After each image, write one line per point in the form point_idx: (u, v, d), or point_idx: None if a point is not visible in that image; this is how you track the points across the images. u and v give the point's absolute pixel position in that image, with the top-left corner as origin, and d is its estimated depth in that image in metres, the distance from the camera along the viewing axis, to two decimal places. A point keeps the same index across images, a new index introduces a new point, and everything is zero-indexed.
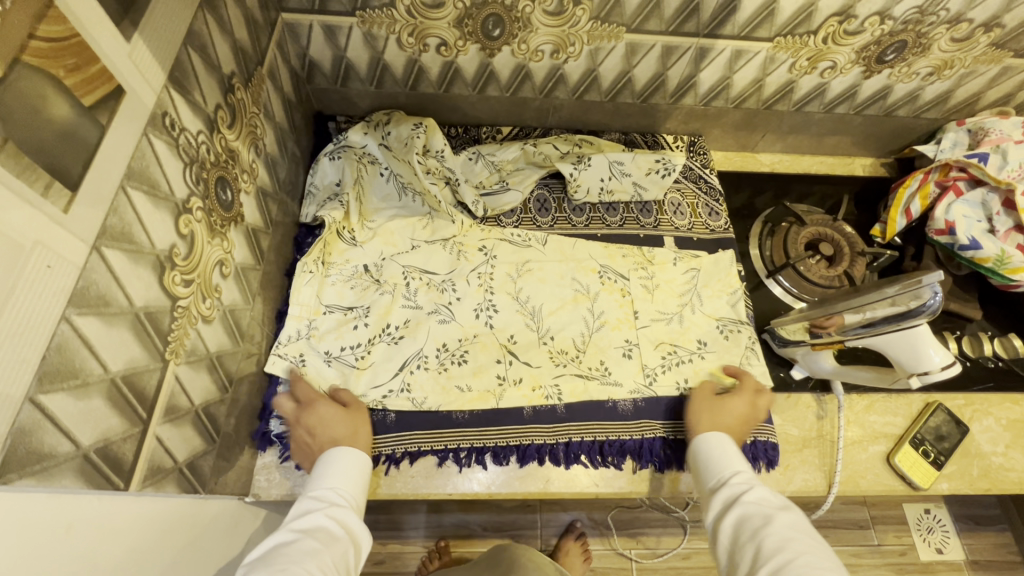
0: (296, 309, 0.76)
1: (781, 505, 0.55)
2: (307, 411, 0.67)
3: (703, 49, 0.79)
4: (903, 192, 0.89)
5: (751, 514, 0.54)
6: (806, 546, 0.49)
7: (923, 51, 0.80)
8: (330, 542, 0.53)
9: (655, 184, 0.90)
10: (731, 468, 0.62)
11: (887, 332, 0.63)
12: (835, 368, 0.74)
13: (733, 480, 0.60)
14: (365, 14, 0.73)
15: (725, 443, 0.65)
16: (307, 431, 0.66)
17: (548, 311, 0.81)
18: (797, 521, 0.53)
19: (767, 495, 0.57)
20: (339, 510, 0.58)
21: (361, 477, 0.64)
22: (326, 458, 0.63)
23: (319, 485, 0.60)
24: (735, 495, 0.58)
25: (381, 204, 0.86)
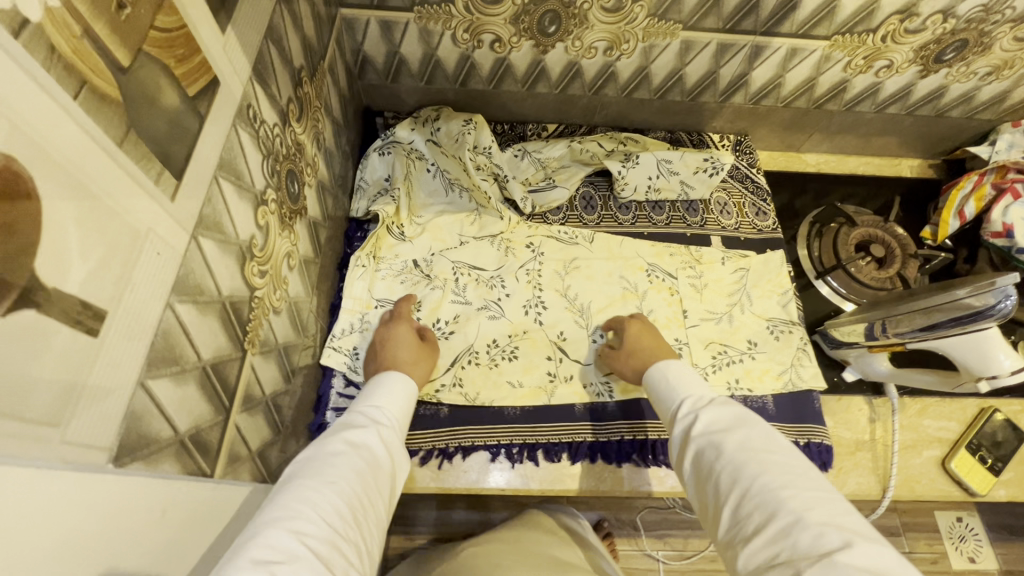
0: (349, 303, 0.76)
1: (729, 426, 0.54)
2: (392, 326, 0.72)
3: (758, 47, 0.78)
4: (955, 194, 0.88)
5: (705, 446, 0.53)
6: (762, 468, 0.48)
7: (983, 50, 0.79)
8: (374, 464, 0.51)
9: (702, 183, 0.90)
10: (678, 396, 0.61)
11: (954, 336, 0.63)
12: (891, 371, 0.73)
13: (681, 410, 0.59)
14: (423, 10, 0.73)
15: (667, 374, 0.64)
16: (381, 341, 0.70)
17: (597, 308, 0.81)
18: (751, 438, 0.52)
19: (714, 417, 0.56)
20: (384, 431, 0.56)
21: (406, 401, 0.62)
22: (388, 375, 0.63)
23: (369, 402, 0.59)
24: (685, 427, 0.57)
25: (428, 200, 0.87)
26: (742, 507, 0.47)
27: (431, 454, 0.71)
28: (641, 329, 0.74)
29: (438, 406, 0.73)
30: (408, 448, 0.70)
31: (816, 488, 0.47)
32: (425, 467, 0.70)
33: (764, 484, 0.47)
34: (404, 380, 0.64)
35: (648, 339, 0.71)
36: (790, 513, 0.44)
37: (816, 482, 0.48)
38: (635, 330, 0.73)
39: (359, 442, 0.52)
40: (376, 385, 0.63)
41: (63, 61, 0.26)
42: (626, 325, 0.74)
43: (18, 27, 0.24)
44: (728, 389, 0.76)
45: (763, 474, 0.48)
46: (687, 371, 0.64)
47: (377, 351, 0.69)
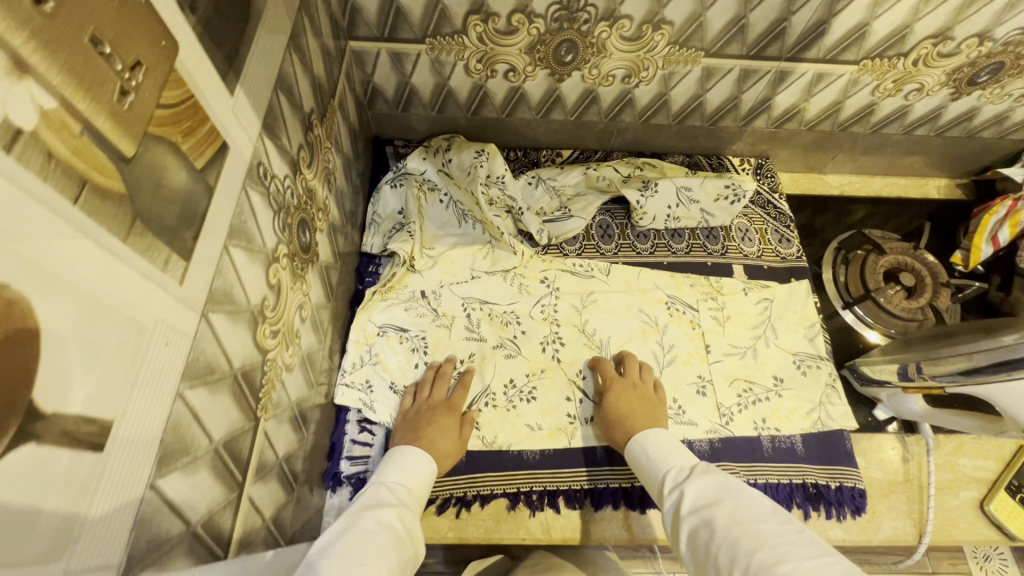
0: (355, 335, 0.74)
1: (718, 493, 0.51)
2: (440, 411, 0.69)
3: (783, 73, 0.75)
4: (988, 219, 0.84)
5: (697, 525, 0.50)
6: (757, 540, 0.45)
7: (1020, 72, 0.75)
8: (399, 544, 0.49)
9: (723, 210, 0.87)
10: (662, 470, 0.58)
11: (999, 381, 0.58)
12: (927, 412, 0.70)
13: (666, 487, 0.56)
14: (434, 41, 0.70)
15: (649, 448, 0.62)
16: (426, 416, 0.68)
17: (617, 344, 0.79)
18: (739, 505, 0.49)
19: (699, 490, 0.53)
20: (406, 509, 0.55)
21: (424, 481, 0.61)
22: (420, 454, 0.62)
23: (392, 479, 0.58)
24: (674, 504, 0.54)
25: (440, 231, 0.84)
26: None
27: (448, 503, 0.68)
28: (624, 389, 0.70)
29: None
30: (425, 497, 0.68)
31: (816, 556, 0.42)
32: (443, 515, 0.68)
33: (759, 557, 0.43)
34: (429, 464, 0.62)
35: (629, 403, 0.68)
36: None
37: (811, 546, 0.44)
38: (619, 395, 0.70)
39: (383, 521, 0.50)
40: (402, 462, 0.61)
41: (61, 165, 0.24)
42: (610, 385, 0.71)
43: (10, 140, 0.22)
44: (754, 429, 0.74)
45: (756, 547, 0.44)
46: (670, 440, 0.62)
47: (416, 423, 0.67)
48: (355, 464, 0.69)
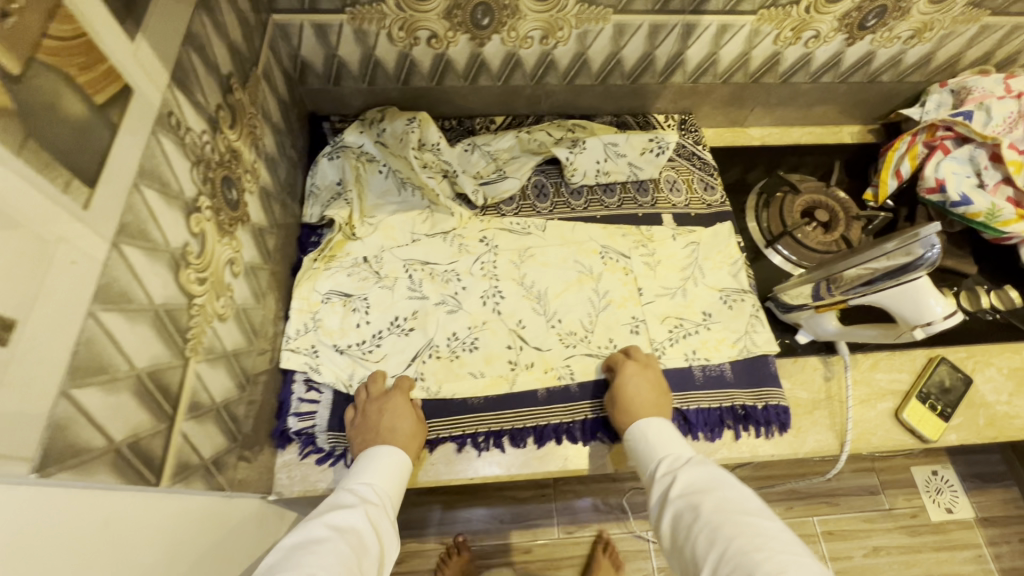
0: (298, 304, 0.76)
1: (709, 485, 0.55)
2: (386, 400, 0.69)
3: (689, 26, 0.80)
4: (891, 155, 0.90)
5: (683, 508, 0.54)
6: (739, 529, 0.49)
7: (902, 15, 0.81)
8: (360, 543, 0.52)
9: (650, 163, 0.91)
10: (656, 456, 0.62)
11: (895, 287, 0.64)
12: (840, 329, 0.76)
13: (660, 470, 0.60)
14: (355, 10, 0.74)
15: (644, 434, 0.65)
16: (376, 411, 0.68)
17: (554, 294, 0.82)
18: (727, 497, 0.53)
19: (691, 477, 0.57)
20: (371, 508, 0.58)
21: (394, 481, 0.63)
22: (382, 448, 0.64)
23: (356, 480, 0.61)
24: (664, 491, 0.58)
25: (380, 200, 0.87)
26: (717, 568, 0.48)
27: None
28: (631, 373, 0.71)
29: None
30: None
31: (795, 553, 0.47)
32: None
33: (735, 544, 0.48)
34: (401, 460, 0.65)
35: (644, 388, 0.70)
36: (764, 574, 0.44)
37: (787, 542, 0.48)
38: (629, 379, 0.71)
39: (340, 527, 0.53)
40: (370, 460, 0.63)
41: None
42: (621, 367, 0.72)
43: None
44: (686, 360, 0.78)
45: (736, 534, 0.49)
46: (671, 429, 0.65)
47: (371, 421, 0.67)
48: (303, 420, 0.70)
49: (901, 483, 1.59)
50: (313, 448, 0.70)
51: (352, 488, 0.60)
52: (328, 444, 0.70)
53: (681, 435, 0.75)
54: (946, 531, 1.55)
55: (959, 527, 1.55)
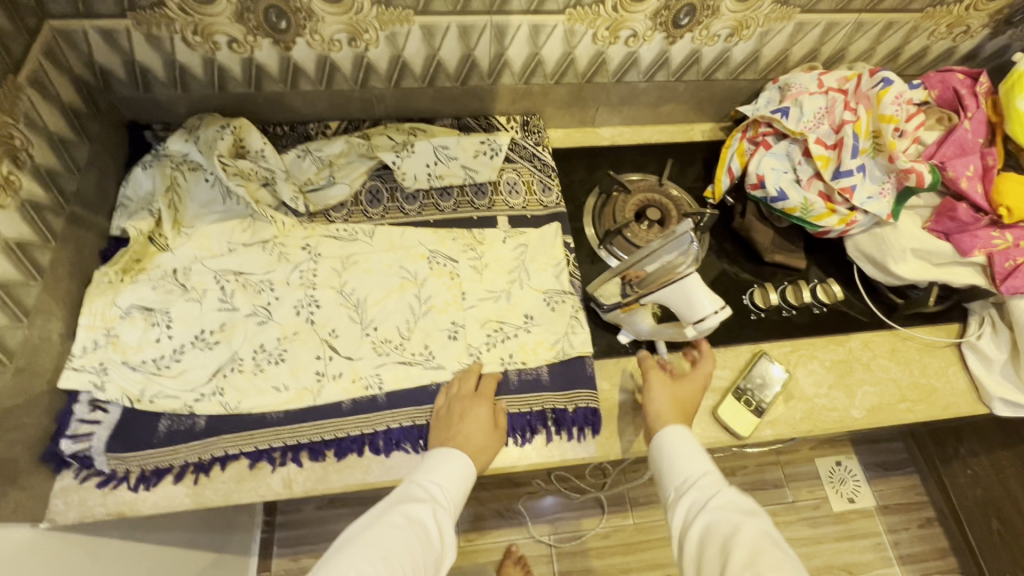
0: (88, 320, 0.73)
1: (747, 510, 0.59)
2: (465, 402, 0.72)
3: (499, 27, 0.79)
4: (725, 152, 0.91)
5: (719, 520, 0.58)
6: (766, 554, 0.53)
7: (713, 13, 0.82)
8: (423, 546, 0.60)
9: (485, 165, 0.90)
10: (697, 466, 0.65)
11: (669, 288, 0.66)
12: (652, 327, 0.77)
13: (696, 480, 0.63)
14: (137, 15, 0.71)
15: (681, 437, 0.68)
16: (457, 411, 0.71)
17: (373, 301, 0.81)
18: (760, 524, 0.57)
19: (731, 498, 0.60)
20: (439, 510, 0.64)
21: (463, 488, 0.67)
22: (453, 454, 0.67)
23: (427, 478, 0.66)
24: (700, 501, 0.61)
25: (202, 210, 0.84)
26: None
27: (185, 471, 0.69)
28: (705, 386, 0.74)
29: (193, 419, 0.70)
30: (159, 467, 0.68)
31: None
32: (179, 484, 0.68)
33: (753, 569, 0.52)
34: (469, 469, 0.67)
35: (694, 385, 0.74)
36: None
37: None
38: (700, 374, 0.74)
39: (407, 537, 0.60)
40: (444, 460, 0.67)
41: None
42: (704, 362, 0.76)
43: None
44: (501, 365, 0.77)
45: (761, 557, 0.53)
46: (694, 444, 0.67)
47: (449, 420, 0.70)
48: (79, 442, 0.67)
49: (805, 476, 1.60)
50: (93, 471, 0.67)
51: (426, 490, 0.65)
52: (108, 466, 0.67)
53: None
54: (849, 520, 1.56)
55: (861, 516, 1.57)
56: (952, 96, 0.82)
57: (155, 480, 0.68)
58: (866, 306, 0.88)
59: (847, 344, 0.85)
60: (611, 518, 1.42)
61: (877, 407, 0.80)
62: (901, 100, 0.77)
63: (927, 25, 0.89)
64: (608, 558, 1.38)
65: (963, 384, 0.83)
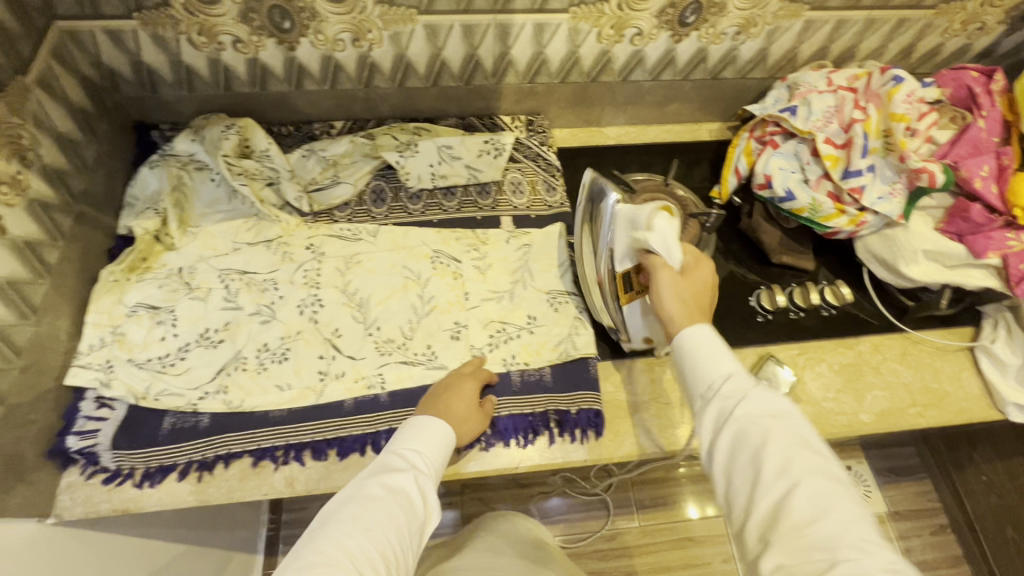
0: (95, 317, 0.73)
1: (777, 413, 0.51)
2: (459, 377, 0.71)
3: (503, 26, 0.79)
4: (732, 152, 0.89)
5: (747, 433, 0.50)
6: (809, 466, 0.48)
7: (720, 11, 0.81)
8: (409, 514, 0.53)
9: (489, 165, 0.90)
10: (715, 371, 0.55)
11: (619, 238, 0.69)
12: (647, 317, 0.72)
13: (717, 390, 0.54)
14: (144, 16, 0.72)
15: (704, 336, 0.58)
16: (445, 385, 0.70)
17: (376, 301, 0.80)
18: (796, 430, 0.50)
19: (758, 404, 0.52)
20: (421, 475, 0.57)
21: (444, 449, 0.62)
22: (433, 420, 0.63)
23: (405, 445, 0.59)
24: (723, 409, 0.53)
25: (208, 209, 0.85)
26: (775, 507, 0.47)
27: (188, 469, 0.69)
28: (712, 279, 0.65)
29: (197, 417, 0.71)
30: (163, 465, 0.68)
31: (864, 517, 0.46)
32: (183, 481, 0.68)
33: (798, 487, 0.47)
34: (450, 437, 0.63)
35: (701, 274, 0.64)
36: (833, 531, 0.44)
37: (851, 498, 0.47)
38: (704, 271, 0.65)
39: (391, 494, 0.54)
40: (421, 427, 0.62)
41: None
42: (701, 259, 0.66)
43: None
44: (503, 366, 0.77)
45: (804, 472, 0.47)
46: (714, 339, 0.57)
47: (438, 391, 0.69)
48: (85, 438, 0.67)
49: None
50: (99, 468, 0.68)
51: (403, 455, 0.59)
52: (113, 463, 0.67)
53: (491, 444, 0.72)
54: None
55: None
56: (965, 94, 0.80)
57: (158, 478, 0.68)
58: (876, 308, 0.86)
59: (857, 346, 0.83)
60: (616, 519, 1.41)
61: (887, 411, 0.78)
62: (913, 98, 0.75)
63: (939, 22, 0.87)
64: (614, 561, 1.37)
65: (976, 388, 0.81)
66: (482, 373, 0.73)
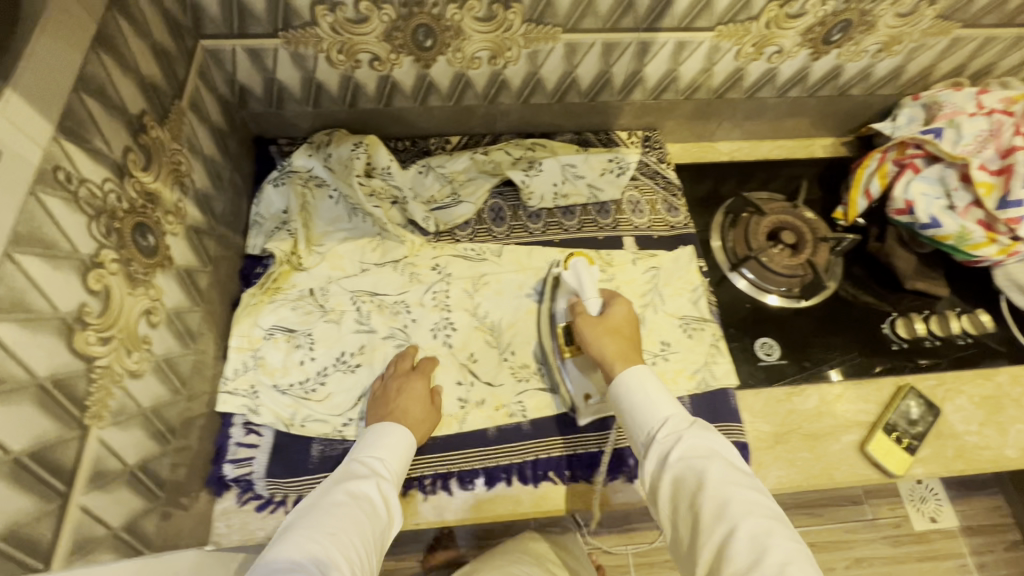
0: (237, 341, 0.73)
1: (704, 450, 0.51)
2: (406, 380, 0.71)
3: (644, 44, 0.76)
4: (861, 172, 0.87)
5: (685, 473, 0.50)
6: (750, 509, 0.46)
7: (868, 28, 0.78)
8: (372, 517, 0.56)
9: (611, 183, 0.88)
10: (652, 412, 0.56)
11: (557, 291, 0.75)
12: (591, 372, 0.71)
13: (653, 432, 0.54)
14: (289, 35, 0.70)
15: (634, 382, 0.58)
16: (398, 385, 0.70)
17: (507, 324, 0.80)
18: (726, 463, 0.50)
19: (691, 441, 0.52)
20: (384, 482, 0.60)
21: (406, 456, 0.64)
22: (393, 426, 0.65)
23: (368, 454, 0.62)
24: (660, 452, 0.53)
25: (330, 227, 0.83)
26: (719, 556, 0.45)
27: None
28: (630, 316, 0.66)
29: (345, 444, 0.71)
30: None
31: (796, 550, 0.44)
32: None
33: (735, 531, 0.45)
34: (408, 439, 0.65)
35: (621, 315, 0.66)
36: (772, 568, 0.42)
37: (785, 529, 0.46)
38: (624, 310, 0.67)
39: (354, 497, 0.57)
40: (378, 434, 0.64)
41: None
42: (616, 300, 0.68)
43: None
44: None
45: (739, 514, 0.46)
46: (650, 377, 0.58)
47: (385, 399, 0.69)
48: (241, 465, 0.68)
49: (884, 492, 1.51)
50: (253, 495, 0.67)
51: (363, 462, 0.62)
52: (267, 491, 0.67)
53: (634, 475, 0.72)
54: (930, 541, 1.49)
55: (942, 537, 1.49)
56: None
57: None
58: (1012, 336, 0.84)
59: (995, 378, 0.81)
60: None
61: None
62: None
63: None
64: None
65: None
66: (425, 366, 0.73)
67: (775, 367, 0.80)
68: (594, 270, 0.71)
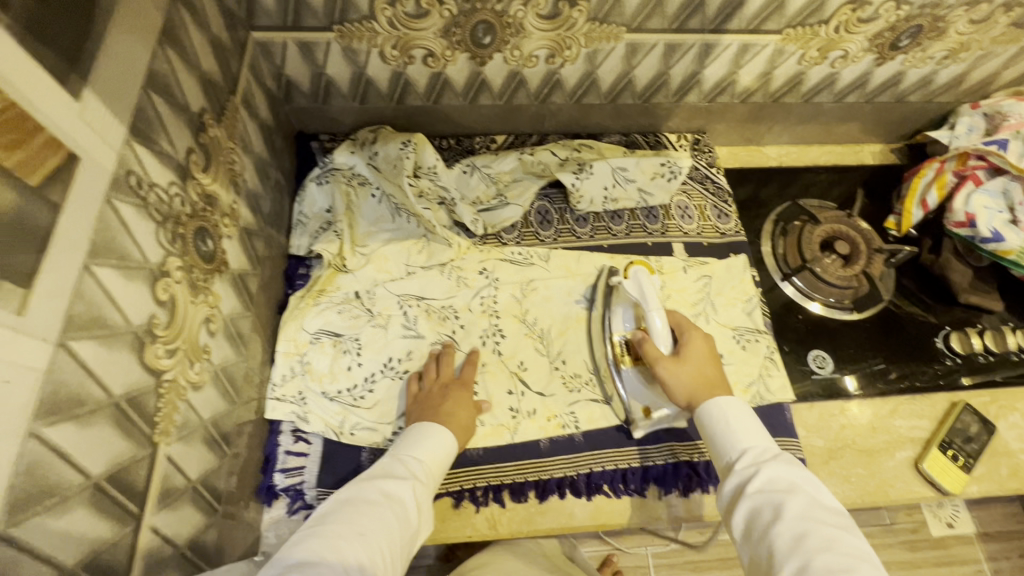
0: (284, 346, 0.71)
1: (789, 488, 0.50)
2: (454, 387, 0.69)
3: (708, 45, 0.74)
4: (918, 182, 0.86)
5: (765, 508, 0.49)
6: (829, 548, 0.44)
7: (938, 35, 0.75)
8: (402, 522, 0.53)
9: (661, 188, 0.85)
10: (736, 448, 0.56)
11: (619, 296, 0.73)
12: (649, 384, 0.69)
13: (739, 465, 0.54)
14: (343, 28, 0.67)
15: (722, 412, 0.58)
16: (444, 390, 0.69)
17: (557, 332, 0.78)
18: (814, 506, 0.48)
19: (776, 478, 0.51)
20: (419, 485, 0.57)
21: (444, 460, 0.62)
22: (436, 428, 0.63)
23: (406, 452, 0.60)
24: (742, 484, 0.52)
25: (373, 227, 0.80)
26: None
27: None
28: (705, 349, 0.65)
29: None
30: None
31: None
32: None
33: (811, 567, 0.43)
34: (450, 445, 0.63)
35: (697, 346, 0.65)
36: None
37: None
38: (699, 341, 0.66)
39: (386, 496, 0.54)
40: (422, 434, 0.62)
41: None
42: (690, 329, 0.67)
43: None
44: None
45: (818, 555, 0.44)
46: (740, 409, 0.59)
47: (432, 401, 0.67)
48: (291, 475, 0.66)
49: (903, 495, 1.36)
50: (302, 504, 0.66)
51: (401, 459, 0.60)
52: (317, 501, 0.66)
53: (688, 491, 0.71)
54: (947, 547, 1.33)
55: (961, 544, 1.33)
56: None
57: None
58: None
59: None
60: None
61: None
62: None
63: None
64: None
65: None
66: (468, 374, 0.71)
67: (829, 380, 0.79)
68: (655, 280, 0.68)
